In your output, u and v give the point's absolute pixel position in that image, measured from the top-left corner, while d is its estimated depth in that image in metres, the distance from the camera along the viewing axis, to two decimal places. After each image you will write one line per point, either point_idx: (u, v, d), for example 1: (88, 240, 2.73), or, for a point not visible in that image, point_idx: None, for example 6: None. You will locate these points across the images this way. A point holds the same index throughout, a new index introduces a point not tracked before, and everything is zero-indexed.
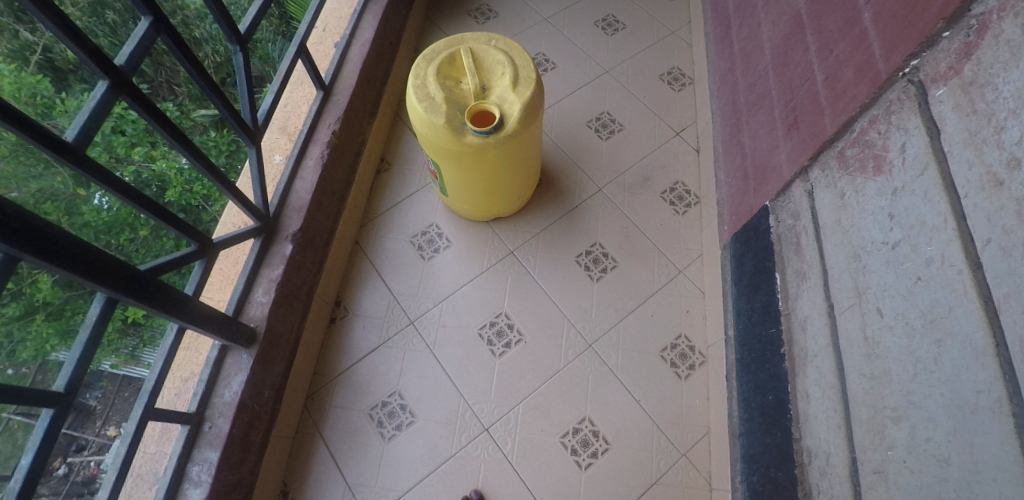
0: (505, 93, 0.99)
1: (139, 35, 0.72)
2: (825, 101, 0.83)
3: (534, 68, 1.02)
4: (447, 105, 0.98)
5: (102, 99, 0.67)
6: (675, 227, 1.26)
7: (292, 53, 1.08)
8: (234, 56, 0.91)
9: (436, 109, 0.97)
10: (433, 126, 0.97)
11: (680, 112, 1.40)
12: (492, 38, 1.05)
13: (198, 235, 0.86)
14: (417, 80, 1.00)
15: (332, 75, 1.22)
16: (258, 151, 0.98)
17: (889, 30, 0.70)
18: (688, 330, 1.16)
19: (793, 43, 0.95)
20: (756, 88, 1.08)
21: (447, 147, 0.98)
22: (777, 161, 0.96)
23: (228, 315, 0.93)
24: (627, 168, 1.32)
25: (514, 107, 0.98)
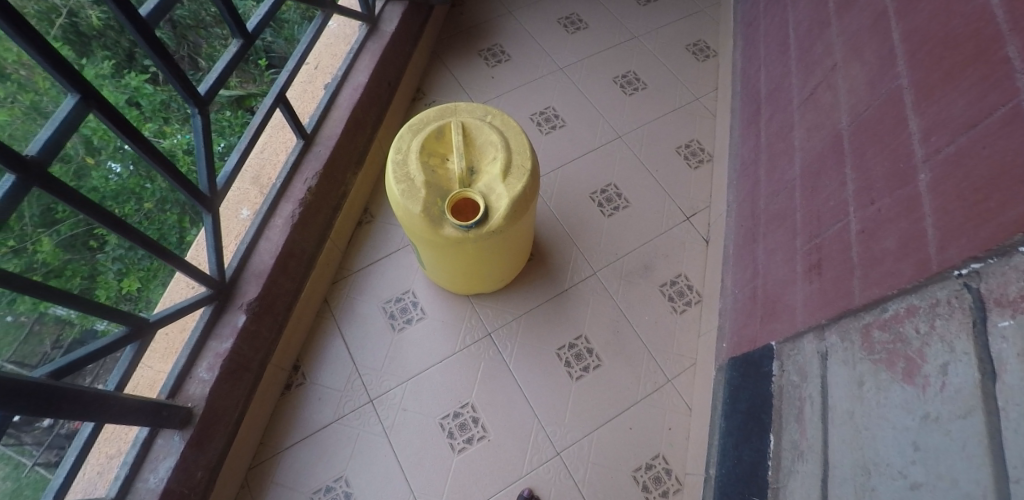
0: (494, 182, 0.88)
1: (62, 115, 0.62)
2: (851, 259, 0.71)
3: (531, 156, 0.91)
4: (426, 189, 0.88)
5: (6, 197, 0.57)
6: (670, 327, 1.15)
7: (267, 106, 1.00)
8: (193, 119, 0.82)
9: (413, 193, 0.87)
10: (407, 211, 0.87)
11: (693, 193, 1.29)
12: (488, 112, 0.95)
13: (129, 318, 0.76)
14: (396, 156, 0.91)
15: (316, 122, 1.13)
16: (215, 217, 0.90)
17: (948, 205, 0.57)
18: (667, 451, 1.03)
19: (826, 166, 0.82)
20: (779, 200, 0.96)
21: (422, 235, 0.88)
22: (790, 299, 0.84)
23: (160, 399, 0.83)
24: (627, 253, 1.22)
25: (501, 199, 0.87)
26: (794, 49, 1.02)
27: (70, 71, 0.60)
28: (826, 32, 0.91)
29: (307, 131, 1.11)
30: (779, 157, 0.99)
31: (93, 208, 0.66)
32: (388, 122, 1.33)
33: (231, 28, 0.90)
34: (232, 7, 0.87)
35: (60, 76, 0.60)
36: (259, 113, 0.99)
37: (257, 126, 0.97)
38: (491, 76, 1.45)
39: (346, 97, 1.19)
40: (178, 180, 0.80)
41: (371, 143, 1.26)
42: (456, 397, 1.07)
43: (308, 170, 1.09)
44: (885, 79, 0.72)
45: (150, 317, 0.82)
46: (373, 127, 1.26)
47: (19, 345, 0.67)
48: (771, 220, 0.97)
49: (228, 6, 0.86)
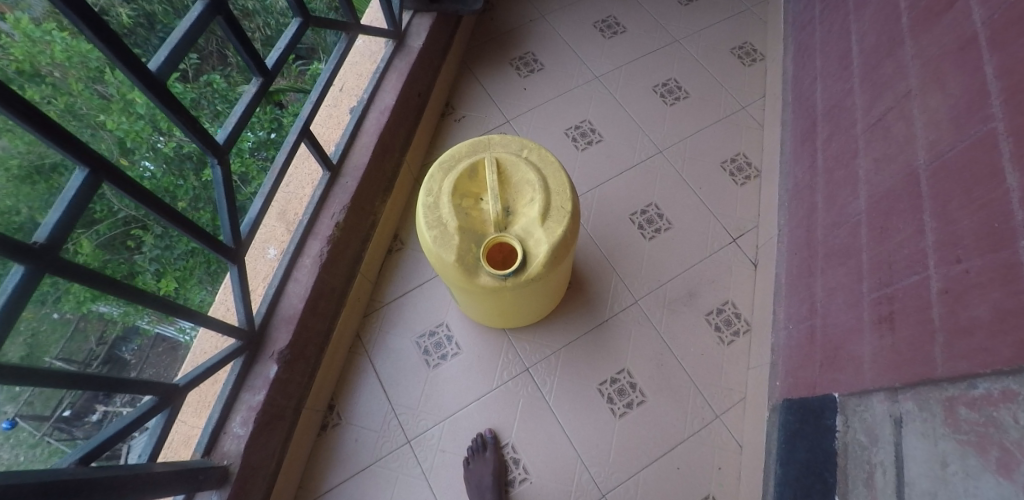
0: (532, 227, 0.84)
1: (69, 194, 0.57)
2: (931, 321, 0.64)
3: (571, 195, 0.86)
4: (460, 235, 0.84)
5: (15, 291, 0.52)
6: (717, 359, 1.10)
7: (291, 144, 0.96)
8: (212, 170, 0.79)
9: (447, 241, 0.84)
10: (441, 260, 0.84)
11: (740, 213, 1.23)
12: (524, 146, 0.90)
13: (158, 387, 0.76)
14: (427, 199, 0.87)
15: (342, 150, 1.09)
16: (241, 268, 0.87)
17: None
18: (717, 491, 1.00)
19: (900, 205, 0.75)
20: (842, 234, 0.88)
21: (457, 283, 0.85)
22: (854, 349, 0.78)
23: (193, 463, 0.83)
24: (670, 280, 1.18)
25: (540, 245, 0.83)
26: (862, 64, 0.92)
27: (76, 143, 0.55)
28: (902, 50, 0.82)
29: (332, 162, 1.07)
30: (842, 186, 0.92)
31: (112, 286, 0.63)
32: (417, 142, 1.28)
33: (251, 66, 0.85)
34: (252, 46, 0.82)
35: (66, 150, 0.55)
36: (283, 151, 0.95)
37: (280, 167, 0.94)
38: (524, 88, 1.39)
39: (372, 122, 1.14)
40: (196, 235, 0.76)
41: (400, 167, 1.23)
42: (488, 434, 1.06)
43: (335, 204, 1.07)
44: (977, 119, 0.63)
45: (179, 380, 0.82)
46: (401, 152, 1.23)
47: (67, 344, 0.82)
48: (830, 256, 0.90)
49: (247, 46, 0.81)
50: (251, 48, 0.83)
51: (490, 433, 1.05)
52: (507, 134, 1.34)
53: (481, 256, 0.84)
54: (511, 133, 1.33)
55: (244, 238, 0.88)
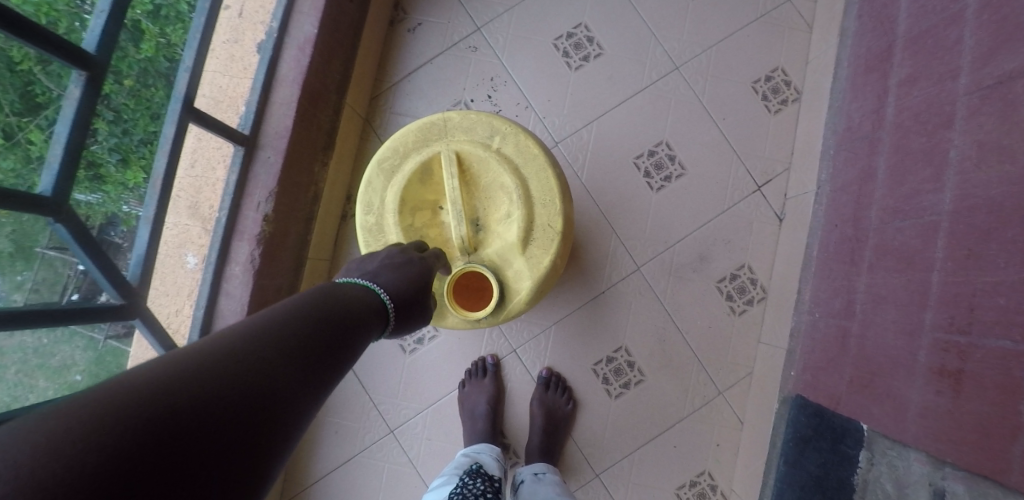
0: (511, 253, 0.68)
1: None
2: (1014, 412, 0.51)
3: (562, 209, 0.68)
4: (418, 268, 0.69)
5: None
6: (725, 330, 0.99)
7: (170, 141, 0.73)
8: (51, 227, 0.60)
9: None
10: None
11: (771, 151, 1.01)
12: (495, 132, 0.69)
13: None
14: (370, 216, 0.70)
15: (253, 119, 0.86)
16: (143, 315, 0.73)
17: None
18: (713, 467, 0.97)
19: (1005, 231, 0.56)
20: (905, 232, 0.70)
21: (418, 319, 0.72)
22: (894, 384, 0.66)
23: None
24: (681, 242, 1.01)
25: (522, 276, 0.69)
26: None
27: None
28: None
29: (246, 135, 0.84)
30: (917, 161, 0.70)
31: None
32: (360, 74, 1.03)
33: (68, 58, 0.58)
34: (51, 36, 0.55)
35: None
36: (163, 151, 0.73)
37: (163, 177, 0.72)
38: None
39: (289, 62, 0.87)
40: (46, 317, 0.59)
41: (340, 115, 0.99)
42: (487, 359, 1.02)
43: (257, 189, 0.85)
44: None
45: None
46: (337, 94, 0.97)
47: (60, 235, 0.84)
48: (885, 252, 0.73)
49: (36, 36, 0.54)
50: (46, 35, 0.55)
51: (491, 359, 1.01)
52: (479, 49, 1.06)
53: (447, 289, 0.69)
54: (484, 47, 1.06)
55: (132, 287, 0.71)
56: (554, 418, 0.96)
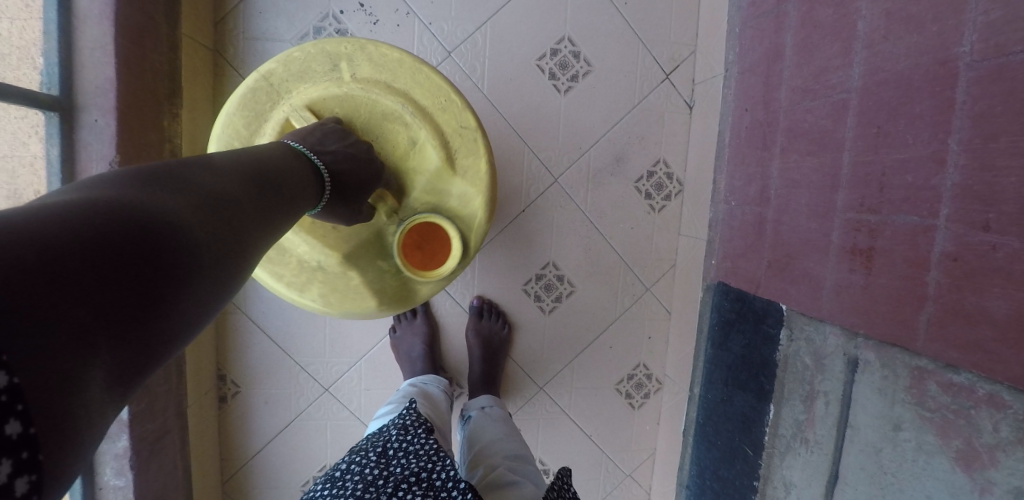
0: (437, 180, 0.69)
1: None
2: (920, 285, 0.54)
3: (460, 99, 0.68)
4: (358, 260, 0.70)
5: None
6: (647, 229, 0.99)
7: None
8: None
9: (344, 276, 0.70)
10: (352, 304, 0.70)
11: (676, 33, 0.94)
12: (336, 65, 0.67)
13: None
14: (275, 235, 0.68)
15: (59, 74, 0.65)
16: None
17: None
18: (647, 359, 1.02)
19: (913, 109, 0.55)
20: (815, 113, 0.69)
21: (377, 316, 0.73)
22: (809, 266, 0.69)
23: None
24: (594, 146, 0.96)
25: (458, 202, 0.70)
26: None
27: None
28: None
29: (55, 97, 0.65)
30: (826, 36, 0.67)
31: None
32: None
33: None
34: None
35: None
36: None
37: None
38: None
39: None
40: None
41: (178, 49, 0.77)
42: None
43: (92, 161, 0.67)
44: None
45: None
46: (166, 22, 0.75)
47: None
48: (797, 136, 0.72)
49: None
50: None
51: None
52: None
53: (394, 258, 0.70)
54: None
55: None
56: (493, 346, 0.94)
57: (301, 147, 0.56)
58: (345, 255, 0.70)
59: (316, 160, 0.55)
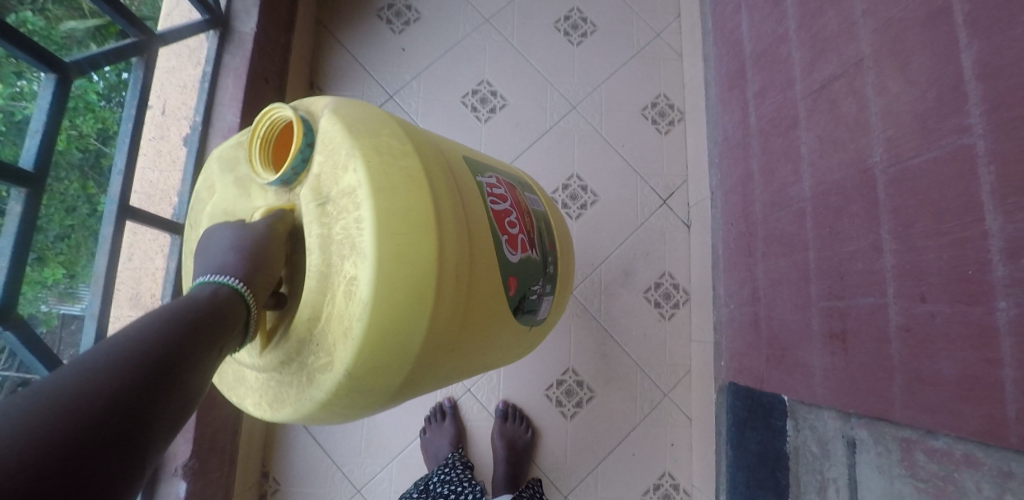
0: (229, 210, 0.48)
1: None
2: (886, 357, 0.60)
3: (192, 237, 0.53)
4: (326, 195, 0.42)
5: None
6: (659, 336, 1.06)
7: (108, 242, 0.74)
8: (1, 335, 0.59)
9: (342, 211, 0.40)
10: (397, 190, 0.40)
11: (668, 167, 1.12)
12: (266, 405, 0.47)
13: None
14: (338, 342, 0.40)
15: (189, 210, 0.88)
16: None
17: None
18: (673, 468, 1.01)
19: (851, 209, 0.67)
20: (783, 221, 0.81)
21: (379, 154, 0.41)
22: (800, 353, 0.74)
23: None
24: (604, 262, 1.09)
25: (226, 169, 0.50)
26: (798, 6, 0.79)
27: None
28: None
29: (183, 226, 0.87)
30: (780, 160, 0.82)
31: None
32: None
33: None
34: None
35: None
36: (102, 253, 0.74)
37: (105, 277, 0.74)
38: (402, 48, 1.16)
39: None
40: None
41: None
42: (444, 402, 1.03)
43: None
44: (945, 126, 0.54)
45: None
46: None
47: None
48: (773, 242, 0.83)
49: None
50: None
51: (448, 402, 1.02)
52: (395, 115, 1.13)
53: (304, 155, 0.43)
54: (400, 113, 1.13)
55: None
56: (516, 449, 0.98)
57: (204, 275, 0.39)
58: (311, 191, 0.42)
59: (223, 276, 0.38)
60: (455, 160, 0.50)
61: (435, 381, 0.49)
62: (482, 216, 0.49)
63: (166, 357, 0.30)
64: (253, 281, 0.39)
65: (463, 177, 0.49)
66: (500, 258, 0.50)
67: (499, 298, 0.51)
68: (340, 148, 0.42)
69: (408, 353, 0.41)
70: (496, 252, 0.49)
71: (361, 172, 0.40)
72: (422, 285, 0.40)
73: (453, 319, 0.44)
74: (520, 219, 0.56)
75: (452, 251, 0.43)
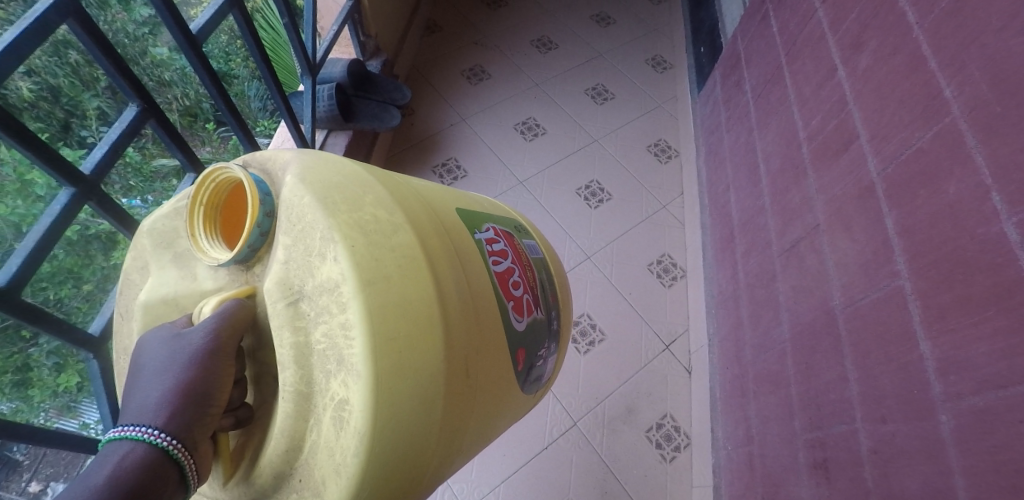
0: (170, 294, 0.42)
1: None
2: (862, 481, 0.63)
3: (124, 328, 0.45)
4: (299, 292, 0.37)
5: None
6: (660, 479, 1.06)
7: None
8: (86, 363, 0.68)
9: (323, 312, 0.36)
10: (390, 279, 0.37)
11: (671, 316, 1.24)
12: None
13: None
14: (330, 476, 0.36)
15: None
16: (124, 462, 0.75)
17: (977, 455, 0.50)
18: None
19: (821, 344, 0.76)
20: (769, 359, 0.89)
21: (362, 234, 0.37)
22: (793, 489, 0.76)
23: None
24: (608, 396, 1.14)
25: (159, 247, 0.44)
26: (771, 186, 1.00)
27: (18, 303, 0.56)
28: (805, 181, 0.88)
29: None
30: (765, 307, 0.94)
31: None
32: None
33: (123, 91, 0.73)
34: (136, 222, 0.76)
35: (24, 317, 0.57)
36: None
37: None
38: None
39: None
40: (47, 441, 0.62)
41: None
42: None
43: None
44: (881, 272, 0.67)
45: None
46: None
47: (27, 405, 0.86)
48: (761, 380, 0.90)
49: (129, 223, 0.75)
50: (130, 220, 0.76)
51: None
52: None
53: (264, 226, 0.39)
54: None
55: None
56: None
57: (110, 431, 0.31)
58: (278, 289, 0.37)
59: (138, 430, 0.31)
60: (450, 221, 0.49)
61: (453, 463, 0.46)
62: (484, 283, 0.48)
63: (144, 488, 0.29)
64: (190, 431, 0.33)
65: (460, 241, 0.48)
66: (502, 323, 0.50)
67: (503, 366, 0.50)
68: (316, 229, 0.37)
69: (420, 461, 0.39)
70: (501, 317, 0.50)
71: (343, 261, 0.36)
72: (426, 386, 0.37)
73: (463, 404, 0.42)
74: (521, 278, 0.58)
75: (453, 335, 0.40)
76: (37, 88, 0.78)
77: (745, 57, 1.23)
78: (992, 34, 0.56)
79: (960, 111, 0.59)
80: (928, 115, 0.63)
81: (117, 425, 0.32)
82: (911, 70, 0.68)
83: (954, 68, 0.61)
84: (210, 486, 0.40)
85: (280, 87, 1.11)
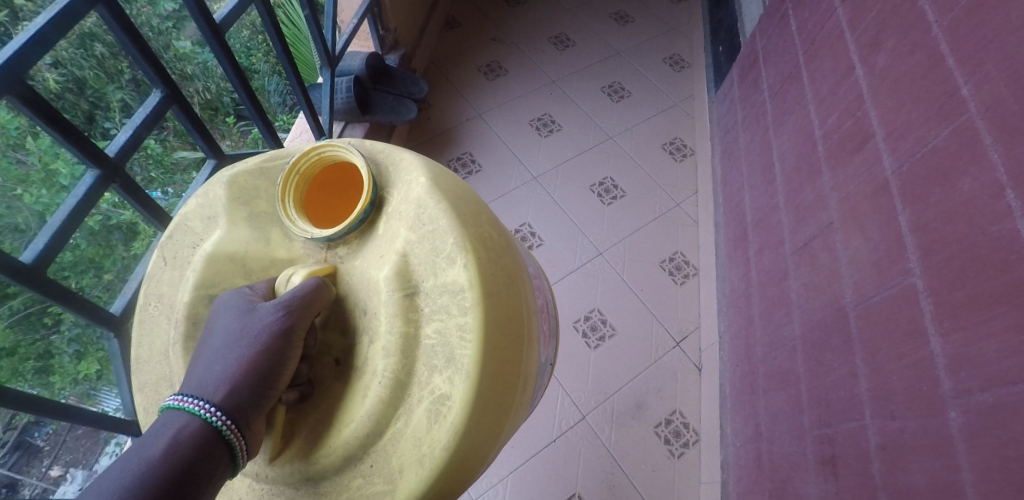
0: (237, 256, 0.48)
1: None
2: (870, 477, 0.64)
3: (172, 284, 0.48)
4: (416, 286, 0.42)
5: None
6: (668, 474, 1.07)
7: None
8: (107, 343, 0.72)
9: (443, 310, 0.40)
10: (502, 293, 0.41)
11: (682, 314, 1.24)
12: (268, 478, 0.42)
13: None
14: (410, 466, 0.38)
15: None
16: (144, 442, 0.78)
17: (985, 452, 0.50)
18: None
19: (831, 341, 0.76)
20: (779, 357, 0.90)
21: (484, 250, 0.42)
22: (800, 485, 0.76)
23: None
24: (616, 392, 1.15)
25: (237, 203, 0.49)
26: (785, 184, 1.00)
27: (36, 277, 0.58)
28: (820, 179, 0.88)
29: None
30: (777, 304, 0.94)
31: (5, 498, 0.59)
32: None
33: (148, 78, 0.76)
34: (157, 206, 0.79)
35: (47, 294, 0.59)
36: None
37: None
38: None
39: None
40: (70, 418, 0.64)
41: None
42: None
43: None
44: (894, 269, 0.67)
45: None
46: None
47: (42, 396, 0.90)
48: (771, 378, 0.90)
49: (152, 208, 0.78)
50: (153, 204, 0.78)
51: None
52: None
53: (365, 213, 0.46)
54: None
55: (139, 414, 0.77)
56: None
57: (170, 398, 0.34)
58: (394, 279, 0.42)
59: (193, 404, 0.34)
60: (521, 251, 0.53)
61: None
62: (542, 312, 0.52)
63: (185, 475, 0.31)
64: (244, 414, 0.35)
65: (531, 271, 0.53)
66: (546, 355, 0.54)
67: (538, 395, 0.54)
68: (442, 235, 0.42)
69: (479, 472, 0.41)
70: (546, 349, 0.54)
71: (469, 270, 0.40)
72: (509, 399, 0.40)
73: (516, 420, 0.45)
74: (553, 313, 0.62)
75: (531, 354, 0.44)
76: (64, 80, 0.83)
77: (763, 56, 1.23)
78: (1009, 32, 0.56)
79: (976, 109, 0.58)
80: (945, 114, 0.63)
81: (176, 393, 0.35)
82: (929, 68, 0.68)
83: (972, 66, 0.61)
84: (254, 460, 0.41)
85: (301, 79, 1.13)
